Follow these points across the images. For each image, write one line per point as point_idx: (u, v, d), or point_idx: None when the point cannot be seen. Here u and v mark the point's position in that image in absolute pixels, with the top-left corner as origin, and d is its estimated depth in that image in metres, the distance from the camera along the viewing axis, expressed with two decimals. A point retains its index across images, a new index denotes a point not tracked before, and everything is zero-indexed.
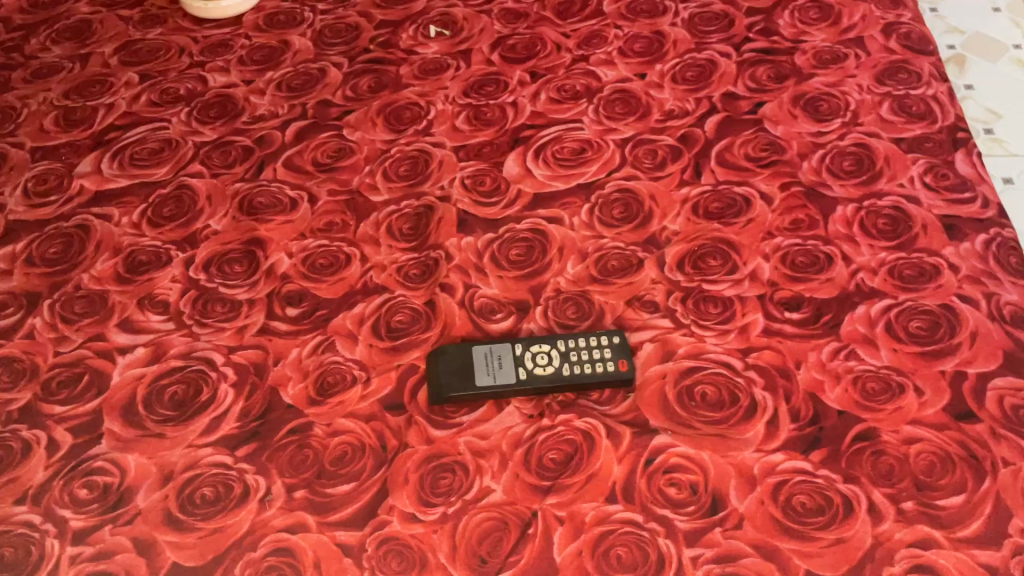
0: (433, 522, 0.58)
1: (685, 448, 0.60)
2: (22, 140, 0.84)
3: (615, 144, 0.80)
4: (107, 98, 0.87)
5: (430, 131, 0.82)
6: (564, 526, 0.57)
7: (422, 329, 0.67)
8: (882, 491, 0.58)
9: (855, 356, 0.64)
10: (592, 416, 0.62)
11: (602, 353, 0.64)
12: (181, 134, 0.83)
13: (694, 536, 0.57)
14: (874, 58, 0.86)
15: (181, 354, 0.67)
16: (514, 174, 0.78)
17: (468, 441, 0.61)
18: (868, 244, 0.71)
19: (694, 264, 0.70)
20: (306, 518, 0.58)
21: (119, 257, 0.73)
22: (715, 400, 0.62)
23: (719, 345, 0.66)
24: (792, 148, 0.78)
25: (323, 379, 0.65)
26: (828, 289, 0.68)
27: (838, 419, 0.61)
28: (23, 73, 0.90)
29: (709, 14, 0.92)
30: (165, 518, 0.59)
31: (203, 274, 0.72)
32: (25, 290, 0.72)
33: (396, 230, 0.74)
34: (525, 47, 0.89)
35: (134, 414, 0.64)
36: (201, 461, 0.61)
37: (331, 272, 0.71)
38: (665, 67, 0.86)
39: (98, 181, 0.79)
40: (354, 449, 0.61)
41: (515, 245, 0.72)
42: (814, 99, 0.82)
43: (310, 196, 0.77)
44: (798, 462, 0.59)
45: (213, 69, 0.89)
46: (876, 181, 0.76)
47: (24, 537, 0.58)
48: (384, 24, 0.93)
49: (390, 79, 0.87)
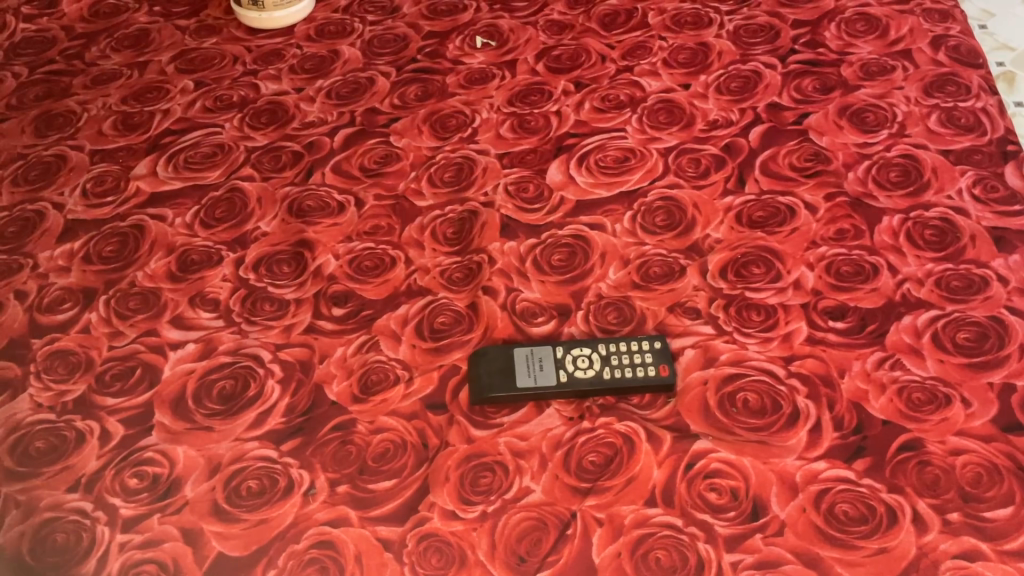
0: (472, 520, 0.58)
1: (726, 454, 0.60)
2: (82, 143, 0.87)
3: (658, 152, 0.80)
4: (163, 104, 0.90)
5: (474, 138, 0.83)
6: (603, 528, 0.58)
7: (465, 330, 0.68)
8: (926, 502, 0.57)
9: (900, 365, 0.64)
10: (632, 419, 0.62)
11: (643, 357, 0.64)
12: (234, 139, 0.85)
13: (734, 541, 0.56)
14: (922, 71, 0.85)
15: (229, 350, 0.68)
16: (557, 181, 0.79)
17: (508, 441, 0.62)
18: (915, 254, 0.70)
19: (737, 272, 0.70)
20: (348, 512, 0.59)
21: (171, 256, 0.75)
22: (757, 407, 0.62)
23: (761, 352, 0.65)
24: (838, 159, 0.78)
25: (366, 377, 0.66)
26: (873, 298, 0.68)
27: (882, 429, 0.61)
28: (83, 79, 0.93)
29: (754, 26, 0.92)
30: (212, 508, 0.60)
31: (252, 273, 0.74)
32: (82, 286, 0.74)
33: (440, 235, 0.75)
34: (569, 58, 0.90)
35: (183, 408, 0.65)
36: (248, 454, 0.63)
37: (377, 274, 0.73)
38: (709, 78, 0.87)
39: (154, 183, 0.82)
40: (396, 446, 0.62)
41: (558, 251, 0.73)
42: (860, 110, 0.82)
43: (357, 200, 0.79)
44: (841, 470, 0.59)
45: (265, 77, 0.92)
46: (924, 193, 0.75)
47: (75, 523, 0.60)
48: (431, 35, 0.95)
49: (436, 88, 0.89)
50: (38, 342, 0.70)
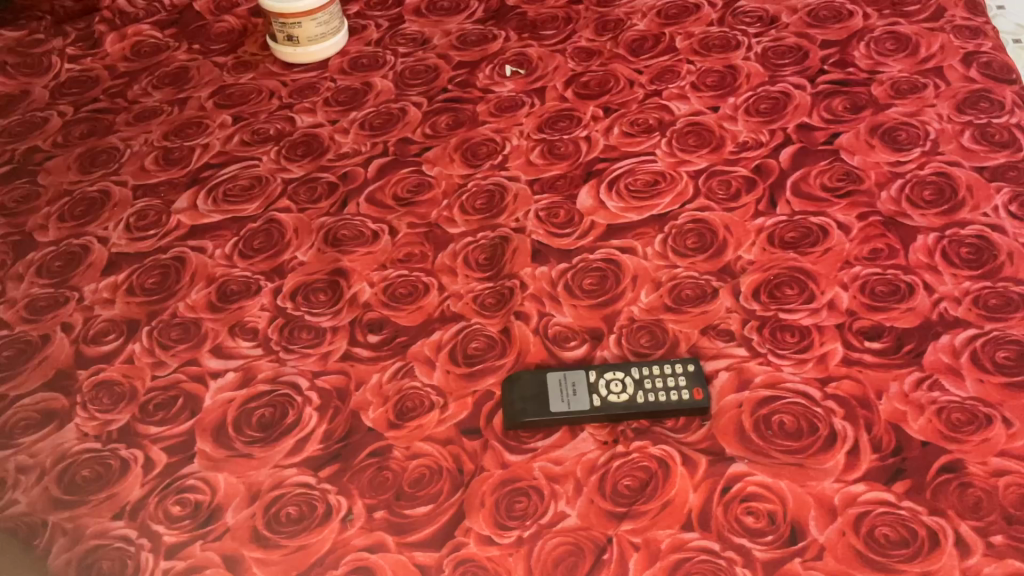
0: (508, 545, 0.59)
1: (763, 477, 0.60)
2: (125, 178, 0.89)
3: (688, 175, 0.80)
4: (203, 138, 0.92)
5: (505, 165, 0.84)
6: (639, 552, 0.57)
7: (498, 355, 0.69)
8: (969, 524, 0.56)
9: (939, 386, 0.63)
10: (667, 443, 0.62)
11: (677, 381, 0.64)
12: (271, 171, 0.87)
13: (773, 565, 0.56)
14: (954, 88, 0.85)
15: (268, 378, 0.70)
16: (587, 206, 0.79)
17: (543, 466, 0.62)
18: (951, 272, 0.70)
19: (770, 293, 0.70)
20: (385, 537, 0.60)
21: (212, 287, 0.77)
22: (794, 429, 0.62)
23: (797, 374, 0.65)
24: (870, 178, 0.78)
25: (401, 404, 0.67)
26: (909, 318, 0.67)
27: (922, 450, 0.60)
28: (126, 117, 0.96)
29: (783, 48, 0.92)
30: (252, 535, 0.61)
31: (289, 302, 0.75)
32: (126, 317, 0.76)
33: (472, 262, 0.76)
34: (598, 83, 0.91)
35: (224, 435, 0.67)
36: (287, 480, 0.63)
37: (410, 301, 0.74)
38: (738, 100, 0.87)
39: (194, 216, 0.84)
40: (432, 472, 0.63)
41: (589, 275, 0.73)
42: (892, 129, 0.82)
43: (390, 229, 0.80)
44: (880, 493, 0.58)
45: (301, 110, 0.94)
46: (959, 210, 0.74)
47: (121, 550, 0.61)
48: (461, 64, 0.97)
49: (466, 116, 0.90)
50: (84, 373, 0.72)
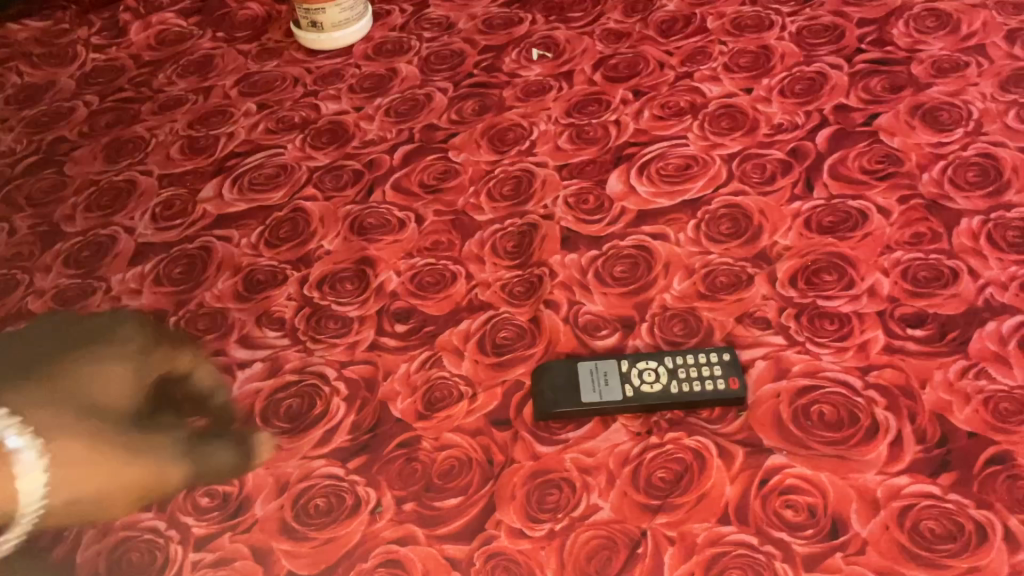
0: (540, 538, 0.57)
1: (802, 469, 0.58)
2: (151, 168, 0.89)
3: (721, 159, 0.78)
4: (228, 127, 0.92)
5: (533, 151, 0.83)
6: (675, 546, 0.56)
7: (528, 345, 0.67)
8: (1019, 518, 0.54)
9: (986, 375, 0.61)
10: (702, 435, 0.61)
11: (712, 370, 0.62)
12: (296, 159, 0.86)
13: (813, 560, 0.54)
14: (998, 65, 0.82)
15: (295, 369, 0.69)
16: (617, 192, 0.77)
17: (574, 458, 0.61)
18: (997, 257, 0.67)
19: (808, 280, 0.68)
20: (415, 530, 0.59)
21: (238, 277, 0.77)
22: (834, 420, 0.60)
23: (836, 363, 0.63)
24: (911, 160, 0.75)
25: (430, 394, 0.66)
26: (954, 304, 0.65)
27: (968, 441, 0.58)
28: (151, 106, 0.96)
29: (818, 27, 0.90)
30: (281, 527, 0.60)
31: (316, 291, 0.74)
32: (153, 307, 0.76)
33: (501, 249, 0.75)
34: (627, 66, 0.89)
35: (252, 426, 0.66)
36: (315, 472, 0.63)
37: (438, 290, 0.72)
38: (772, 81, 0.85)
39: (220, 206, 0.83)
40: (461, 464, 0.62)
41: (619, 262, 0.72)
42: (933, 109, 0.79)
43: (417, 217, 0.79)
44: (925, 485, 0.56)
45: (325, 98, 0.93)
46: (1004, 192, 0.71)
47: (150, 542, 0.61)
48: (487, 49, 0.95)
49: (493, 102, 0.89)
50: None
